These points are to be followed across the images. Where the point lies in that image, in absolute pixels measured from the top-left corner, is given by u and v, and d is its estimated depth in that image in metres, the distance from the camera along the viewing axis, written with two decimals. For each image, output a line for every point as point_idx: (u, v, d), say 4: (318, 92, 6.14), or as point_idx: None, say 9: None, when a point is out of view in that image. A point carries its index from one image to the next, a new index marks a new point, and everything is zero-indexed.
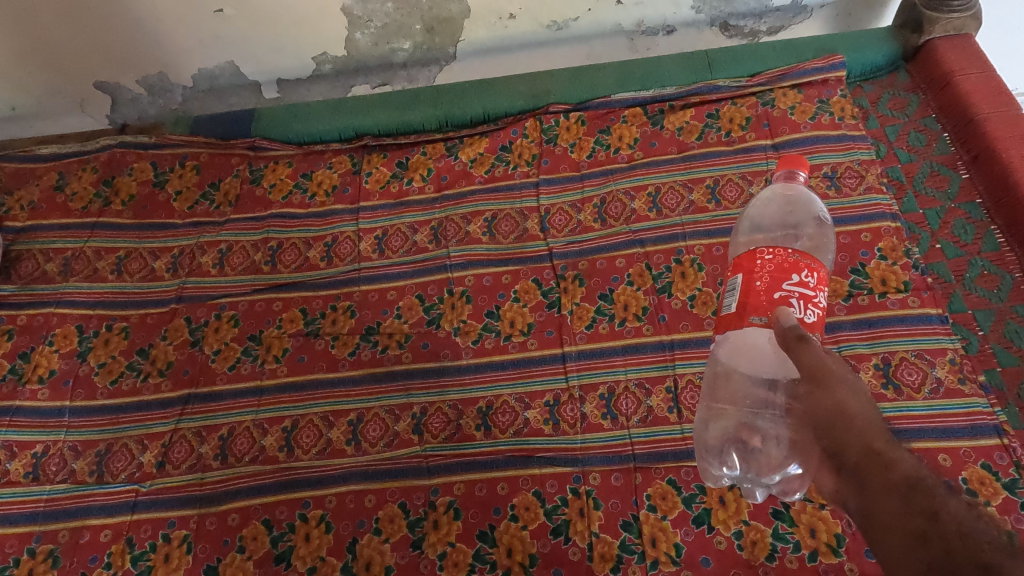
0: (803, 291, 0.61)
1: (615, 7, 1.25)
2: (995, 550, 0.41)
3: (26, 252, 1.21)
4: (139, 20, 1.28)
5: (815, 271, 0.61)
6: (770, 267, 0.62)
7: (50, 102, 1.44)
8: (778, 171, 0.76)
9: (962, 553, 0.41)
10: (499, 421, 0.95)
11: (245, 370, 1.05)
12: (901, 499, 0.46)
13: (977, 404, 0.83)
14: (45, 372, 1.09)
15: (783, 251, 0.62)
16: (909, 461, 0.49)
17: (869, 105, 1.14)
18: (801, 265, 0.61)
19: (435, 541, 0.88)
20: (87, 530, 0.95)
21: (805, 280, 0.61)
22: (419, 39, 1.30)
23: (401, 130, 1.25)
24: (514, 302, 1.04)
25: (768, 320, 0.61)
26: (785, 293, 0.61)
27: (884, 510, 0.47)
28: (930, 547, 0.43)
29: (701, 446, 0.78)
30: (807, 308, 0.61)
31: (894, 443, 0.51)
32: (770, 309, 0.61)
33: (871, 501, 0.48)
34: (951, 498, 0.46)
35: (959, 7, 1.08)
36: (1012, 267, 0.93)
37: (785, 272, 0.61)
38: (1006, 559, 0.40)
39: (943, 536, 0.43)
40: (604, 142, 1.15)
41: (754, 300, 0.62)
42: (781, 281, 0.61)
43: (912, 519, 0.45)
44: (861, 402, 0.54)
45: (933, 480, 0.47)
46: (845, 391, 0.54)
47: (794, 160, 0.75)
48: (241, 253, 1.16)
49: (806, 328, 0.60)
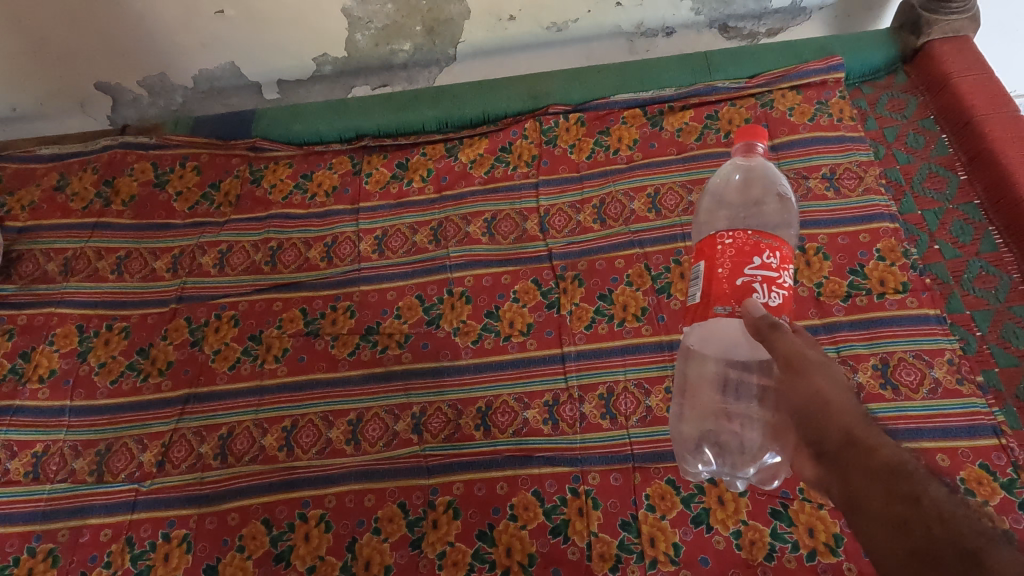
0: (766, 274, 0.61)
1: (615, 8, 1.26)
2: (975, 534, 0.43)
3: (27, 252, 1.21)
4: (140, 21, 1.29)
5: (776, 251, 0.61)
6: (732, 252, 0.62)
7: (51, 103, 1.44)
8: (738, 142, 0.74)
9: (943, 539, 0.44)
10: (498, 421, 0.95)
11: (245, 370, 1.05)
12: (884, 485, 0.49)
13: (975, 404, 0.84)
14: (45, 372, 1.09)
15: (743, 235, 0.62)
16: (889, 447, 0.52)
17: (867, 106, 1.14)
18: (763, 247, 0.61)
19: (435, 540, 0.88)
20: (87, 529, 0.95)
21: (767, 263, 0.61)
22: (419, 41, 1.31)
23: (401, 131, 1.25)
24: (514, 302, 1.04)
25: (733, 308, 0.61)
26: (748, 278, 0.61)
27: (867, 497, 0.49)
28: (912, 532, 0.45)
29: (681, 439, 0.80)
30: (771, 291, 0.61)
31: (874, 428, 0.54)
32: (735, 296, 0.61)
33: (853, 488, 0.51)
34: (932, 483, 0.48)
35: (958, 9, 1.09)
36: (1010, 268, 0.93)
37: (747, 256, 0.61)
38: (985, 542, 0.42)
39: (924, 521, 0.45)
40: (604, 143, 1.15)
41: (718, 288, 0.62)
42: (743, 266, 0.61)
43: (893, 505, 0.47)
44: (840, 390, 0.56)
45: (914, 465, 0.50)
46: (821, 378, 0.57)
47: (751, 131, 0.74)
48: (241, 253, 1.16)
49: (772, 312, 0.61)
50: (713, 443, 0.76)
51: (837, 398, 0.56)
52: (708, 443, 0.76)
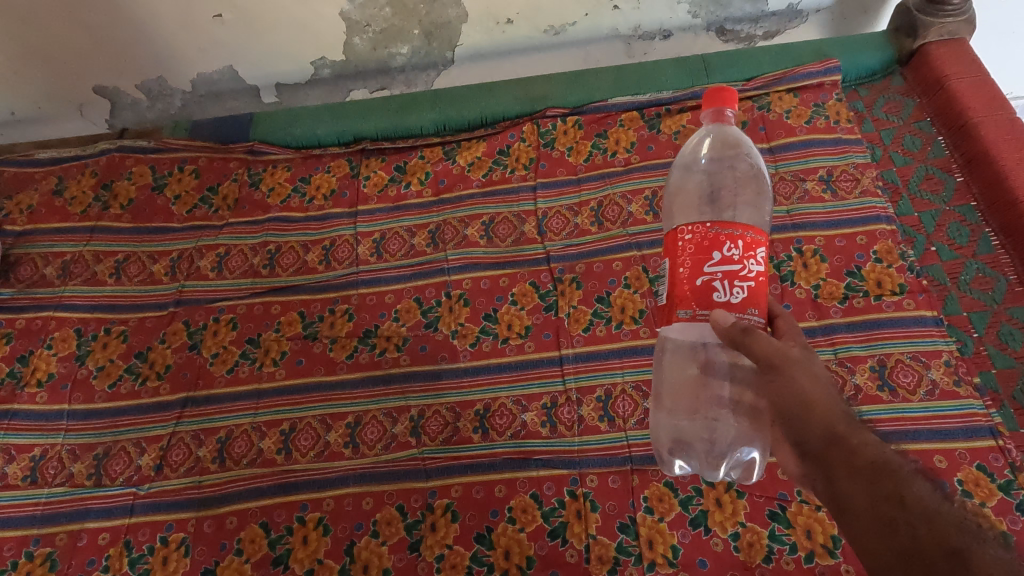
0: (727, 268, 0.58)
1: (612, 11, 1.26)
2: (960, 531, 0.44)
3: (26, 256, 1.21)
4: (140, 25, 1.29)
5: (738, 241, 0.58)
6: (691, 248, 0.60)
7: (50, 106, 1.44)
8: (705, 109, 0.71)
9: (929, 537, 0.44)
10: (496, 424, 0.95)
11: (243, 373, 1.05)
12: (869, 484, 0.49)
13: (973, 406, 0.84)
14: (44, 376, 1.09)
15: (702, 228, 0.59)
16: (872, 445, 0.52)
17: (863, 108, 1.15)
18: (722, 239, 0.58)
19: (433, 543, 0.88)
20: (85, 533, 0.95)
21: (727, 256, 0.58)
22: (417, 44, 1.31)
23: (399, 134, 1.25)
24: (512, 305, 1.04)
25: (695, 310, 0.59)
26: (709, 276, 0.58)
27: (853, 496, 0.49)
28: (898, 531, 0.46)
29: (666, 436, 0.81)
30: (733, 288, 0.58)
31: (856, 426, 0.54)
32: (696, 297, 0.59)
33: (839, 486, 0.51)
34: (916, 480, 0.48)
35: (954, 11, 1.09)
36: (1007, 270, 0.93)
37: (706, 252, 0.59)
38: (970, 539, 0.43)
39: (910, 520, 0.46)
40: (601, 146, 1.16)
41: (680, 289, 0.60)
42: (702, 263, 0.59)
43: (878, 503, 0.48)
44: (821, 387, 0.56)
45: (897, 462, 0.50)
46: (803, 376, 0.56)
47: (723, 93, 0.70)
48: (240, 256, 1.17)
49: (735, 311, 0.58)
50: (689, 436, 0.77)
51: (819, 396, 0.56)
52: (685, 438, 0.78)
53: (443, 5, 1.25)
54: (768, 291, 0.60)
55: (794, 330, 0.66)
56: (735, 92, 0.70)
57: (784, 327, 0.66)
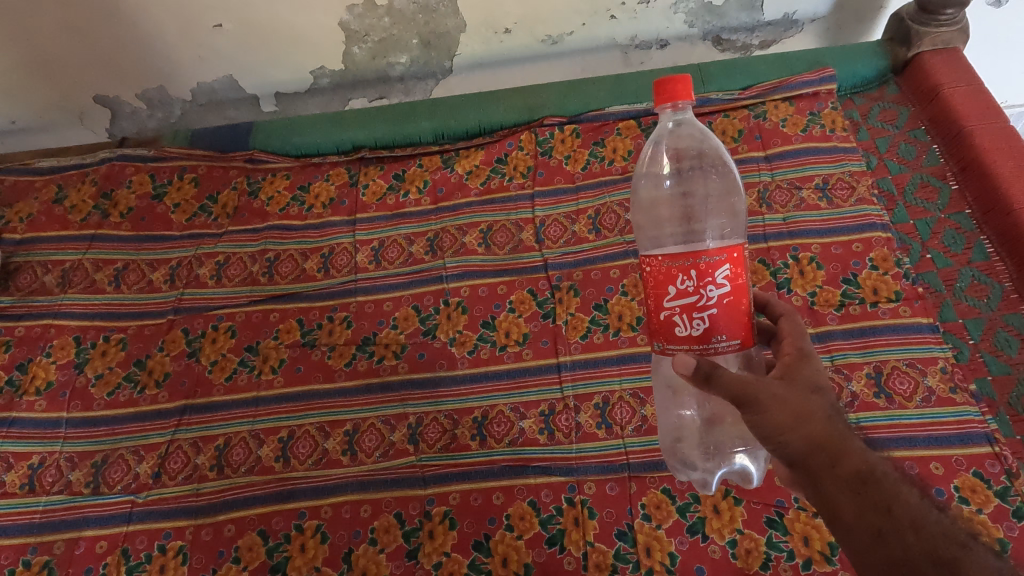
0: (685, 301, 0.58)
1: (609, 21, 1.28)
2: (947, 540, 0.45)
3: (26, 264, 1.21)
4: (140, 35, 1.31)
5: (690, 273, 0.57)
6: (650, 281, 0.60)
7: (51, 115, 1.45)
8: (662, 105, 0.65)
9: (919, 548, 0.45)
10: (494, 431, 0.95)
11: (242, 381, 1.05)
12: (856, 494, 0.49)
13: (968, 412, 0.84)
14: (43, 384, 1.09)
15: (655, 262, 0.59)
16: (857, 450, 0.51)
17: (859, 117, 1.16)
18: (675, 273, 0.58)
19: (430, 551, 0.88)
20: (83, 540, 0.95)
21: (682, 289, 0.58)
22: (416, 54, 1.32)
23: (398, 142, 1.27)
24: (509, 312, 1.05)
25: (664, 344, 0.61)
26: (669, 309, 0.59)
27: (841, 506, 0.50)
28: (887, 543, 0.47)
29: (671, 451, 0.84)
30: (692, 319, 0.59)
31: (839, 431, 0.53)
32: (661, 331, 0.61)
33: (826, 496, 0.51)
34: (902, 485, 0.49)
35: (948, 21, 1.10)
36: (1002, 277, 0.94)
37: (662, 287, 0.59)
38: (958, 550, 0.44)
39: (898, 531, 0.47)
40: (599, 155, 1.16)
41: (648, 324, 0.62)
42: (661, 298, 0.59)
43: (866, 514, 0.48)
44: (799, 397, 0.54)
45: (882, 467, 0.50)
46: (772, 398, 0.54)
47: (678, 84, 0.64)
48: (239, 264, 1.17)
49: (699, 342, 0.59)
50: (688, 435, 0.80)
51: (798, 404, 0.54)
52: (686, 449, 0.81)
53: (442, 14, 1.27)
54: (737, 310, 0.59)
55: (798, 333, 0.64)
56: (690, 82, 0.64)
57: (787, 328, 0.65)
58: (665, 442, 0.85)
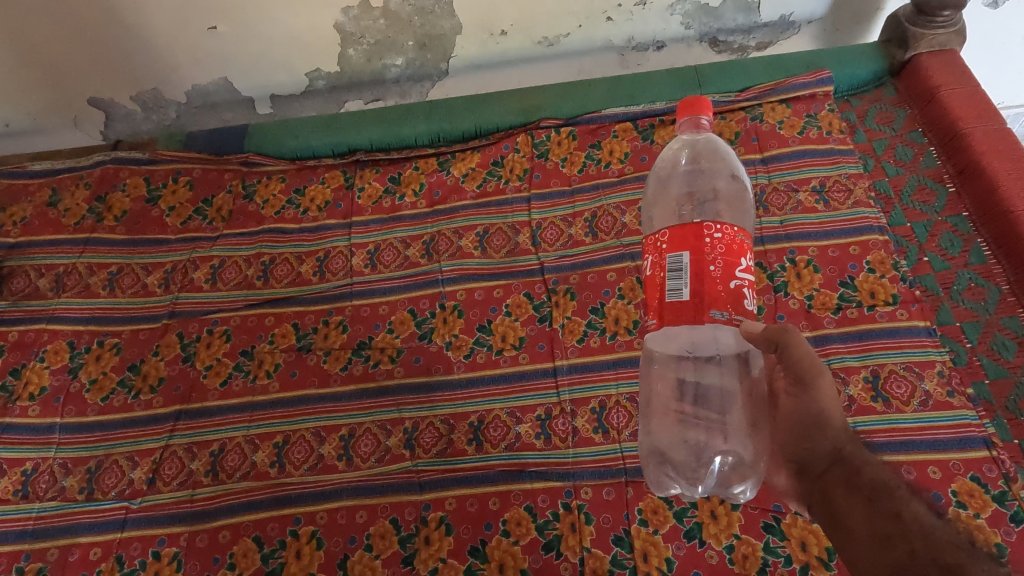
0: (747, 276, 0.65)
1: (605, 23, 1.27)
2: (948, 542, 0.52)
3: (19, 268, 1.21)
4: (133, 38, 1.29)
5: (751, 253, 0.65)
6: (723, 248, 0.63)
7: (44, 118, 1.44)
8: (682, 117, 0.74)
9: (922, 547, 0.52)
10: (490, 436, 0.95)
11: (236, 386, 1.05)
12: (871, 502, 0.58)
13: (966, 416, 0.84)
14: (36, 390, 1.08)
15: (731, 232, 0.63)
16: (876, 468, 0.61)
17: (856, 119, 1.15)
18: (745, 249, 0.64)
19: (427, 557, 0.88)
20: (76, 548, 0.94)
21: (748, 265, 0.65)
22: (412, 56, 1.32)
23: (393, 144, 1.26)
24: (506, 316, 1.04)
25: (729, 312, 0.62)
26: (738, 280, 0.63)
27: (856, 511, 0.59)
28: (893, 542, 0.54)
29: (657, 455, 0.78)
30: (751, 294, 0.65)
31: (863, 449, 0.64)
32: (728, 300, 0.62)
33: (841, 503, 0.61)
34: (912, 501, 0.57)
35: (943, 23, 1.10)
36: (999, 280, 0.94)
37: (736, 256, 0.63)
38: (955, 548, 0.51)
39: (904, 533, 0.54)
40: (595, 157, 1.16)
41: (713, 291, 0.62)
42: (734, 267, 0.63)
43: (875, 519, 0.57)
44: (839, 411, 0.66)
45: (896, 485, 0.59)
46: (824, 398, 0.67)
47: (699, 102, 0.74)
48: (234, 268, 1.16)
49: (752, 315, 0.65)
50: (687, 444, 0.74)
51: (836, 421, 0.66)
52: (674, 447, 0.75)
53: (438, 16, 1.25)
54: None
55: None
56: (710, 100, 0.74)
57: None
58: (657, 449, 0.78)
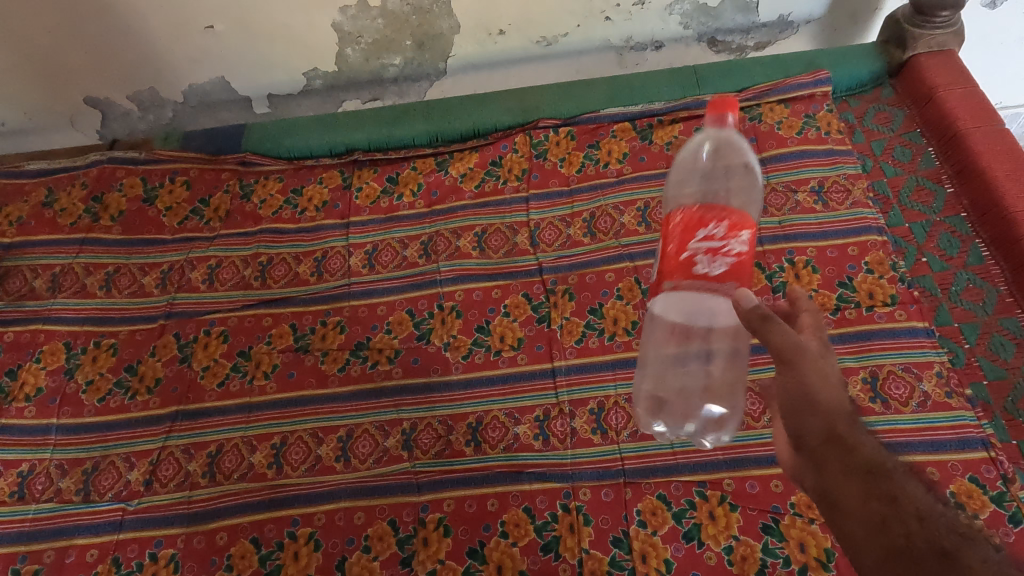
0: (711, 244, 0.65)
1: (604, 23, 1.27)
2: (952, 533, 0.45)
3: (15, 268, 1.20)
4: (128, 38, 1.28)
5: (722, 222, 0.64)
6: (679, 228, 0.67)
7: (40, 117, 1.43)
8: (710, 114, 0.74)
9: (921, 537, 0.46)
10: (488, 437, 0.94)
11: (234, 387, 1.05)
12: (865, 484, 0.50)
13: (964, 417, 0.84)
14: (32, 390, 1.08)
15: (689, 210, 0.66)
16: (870, 447, 0.53)
17: (854, 119, 1.15)
18: (706, 221, 0.64)
19: (425, 559, 0.87)
20: (73, 550, 0.94)
21: (710, 235, 0.64)
22: (409, 55, 1.31)
23: (391, 144, 1.25)
24: (504, 317, 1.04)
25: (678, 282, 0.67)
26: (692, 251, 0.65)
27: (848, 494, 0.51)
28: (890, 531, 0.47)
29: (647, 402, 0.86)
30: (713, 262, 0.65)
31: (856, 425, 0.56)
32: (681, 270, 0.67)
33: (833, 484, 0.53)
34: (909, 482, 0.50)
35: (942, 24, 1.10)
36: (997, 280, 0.94)
37: (692, 230, 0.65)
38: (960, 541, 0.44)
39: (903, 520, 0.47)
40: (593, 157, 1.16)
41: (670, 266, 0.68)
42: (687, 240, 0.66)
43: (870, 504, 0.49)
44: (831, 386, 0.58)
45: (891, 465, 0.52)
46: (813, 370, 0.58)
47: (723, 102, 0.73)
48: (231, 268, 1.16)
49: (715, 280, 0.65)
50: (675, 393, 0.82)
51: (828, 392, 0.57)
52: (664, 396, 0.84)
53: (436, 16, 1.25)
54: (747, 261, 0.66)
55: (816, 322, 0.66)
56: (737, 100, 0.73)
57: (810, 322, 0.66)
58: (650, 398, 0.86)
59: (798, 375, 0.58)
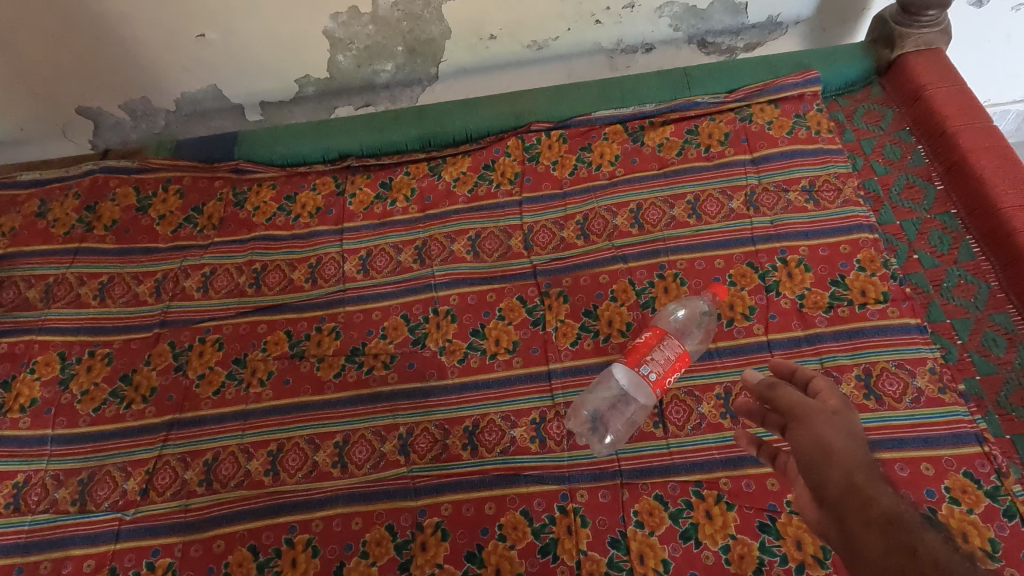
0: None
1: (595, 26, 1.27)
2: None
3: (8, 279, 1.20)
4: (118, 49, 1.28)
5: None
6: None
7: (32, 128, 1.44)
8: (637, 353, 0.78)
9: None
10: (485, 440, 0.94)
11: (230, 395, 1.04)
12: (883, 535, 0.46)
13: (958, 412, 0.84)
14: (27, 401, 1.07)
15: None
16: (890, 498, 0.49)
17: (844, 118, 1.16)
18: None
19: (423, 563, 0.87)
20: (70, 560, 0.93)
21: None
22: (401, 61, 1.31)
23: (384, 150, 1.26)
24: (499, 320, 1.04)
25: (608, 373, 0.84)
26: None
27: (866, 546, 0.47)
28: None
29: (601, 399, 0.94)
30: None
31: (877, 480, 0.52)
32: None
33: (852, 536, 0.48)
34: (928, 532, 0.45)
35: (930, 22, 1.10)
36: (989, 276, 0.95)
37: None
38: None
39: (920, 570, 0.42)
40: (586, 159, 1.17)
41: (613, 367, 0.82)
42: None
43: (889, 555, 0.45)
44: (846, 438, 0.56)
45: (911, 515, 0.47)
46: (827, 428, 0.57)
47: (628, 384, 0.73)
48: (225, 276, 1.16)
49: None
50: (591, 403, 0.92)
51: (845, 448, 0.55)
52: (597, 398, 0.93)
53: (427, 21, 1.25)
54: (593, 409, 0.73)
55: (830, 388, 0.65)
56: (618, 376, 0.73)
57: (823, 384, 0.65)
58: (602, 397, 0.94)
59: (810, 430, 0.58)
